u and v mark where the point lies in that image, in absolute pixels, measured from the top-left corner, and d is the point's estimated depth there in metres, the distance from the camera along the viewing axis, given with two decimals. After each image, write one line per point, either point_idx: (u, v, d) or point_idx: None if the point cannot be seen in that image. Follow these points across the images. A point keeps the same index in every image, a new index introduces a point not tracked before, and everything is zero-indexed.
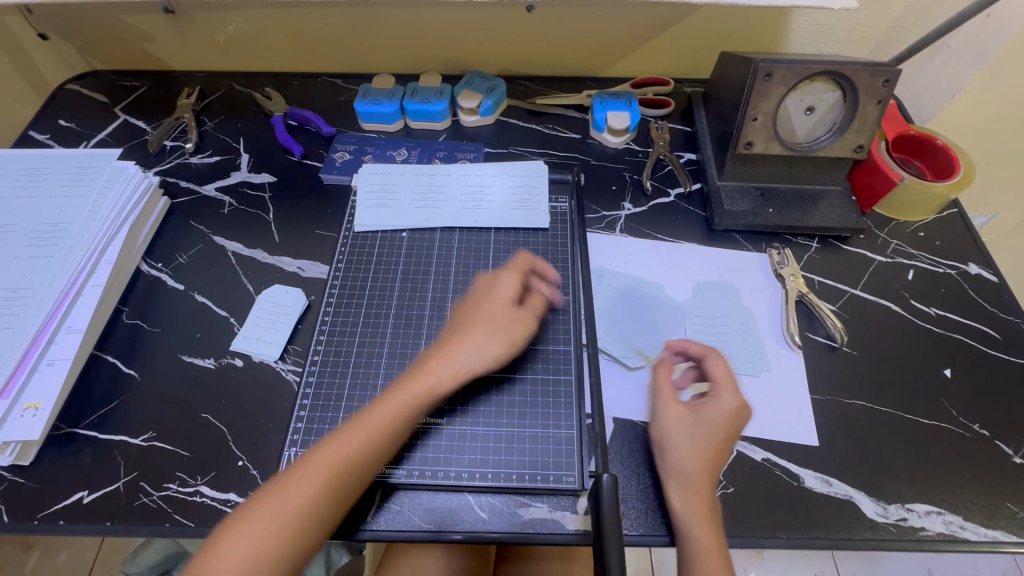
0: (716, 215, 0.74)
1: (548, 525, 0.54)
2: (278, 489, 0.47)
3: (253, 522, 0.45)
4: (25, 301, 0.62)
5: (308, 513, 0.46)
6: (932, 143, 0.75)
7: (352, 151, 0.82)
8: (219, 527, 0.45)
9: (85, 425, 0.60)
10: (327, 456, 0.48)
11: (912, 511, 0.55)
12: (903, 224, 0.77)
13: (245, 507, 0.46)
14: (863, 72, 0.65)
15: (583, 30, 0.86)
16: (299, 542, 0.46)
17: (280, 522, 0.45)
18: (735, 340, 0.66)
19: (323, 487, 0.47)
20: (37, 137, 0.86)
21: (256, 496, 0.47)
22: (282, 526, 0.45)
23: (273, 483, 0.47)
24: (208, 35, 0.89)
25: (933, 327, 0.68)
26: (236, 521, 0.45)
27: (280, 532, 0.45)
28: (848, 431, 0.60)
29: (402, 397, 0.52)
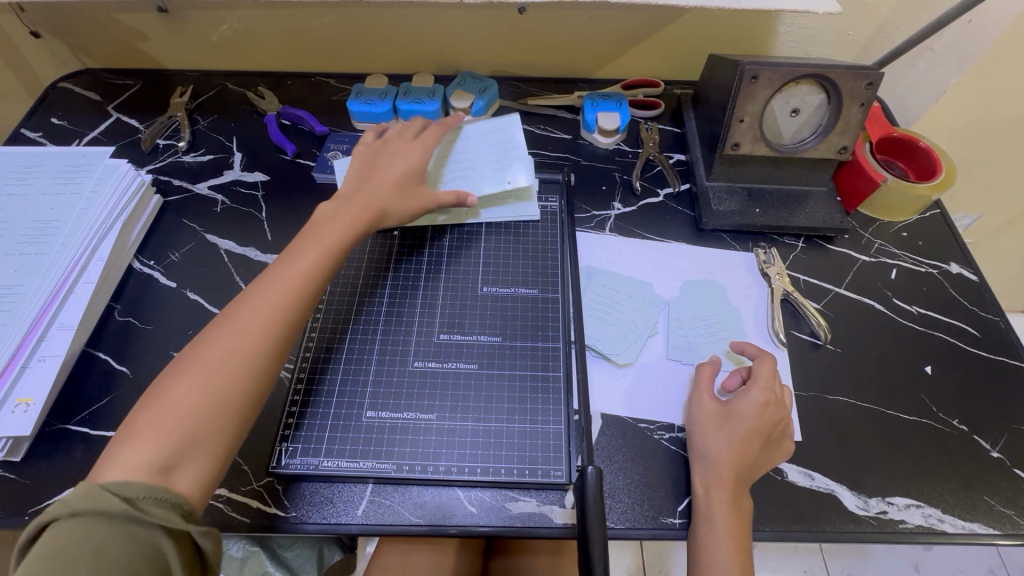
0: (704, 215, 0.76)
1: (536, 519, 0.55)
2: (192, 363, 0.48)
3: (171, 393, 0.46)
4: (16, 298, 0.63)
5: (232, 377, 0.47)
6: (915, 144, 0.77)
7: (344, 150, 0.83)
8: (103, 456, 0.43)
9: (76, 422, 0.60)
10: (236, 324, 0.50)
11: (892, 504, 0.57)
12: (887, 224, 0.78)
13: (160, 386, 0.47)
14: (846, 76, 0.66)
15: (574, 32, 0.87)
16: (232, 406, 0.47)
17: (200, 390, 0.46)
18: (722, 338, 0.67)
19: (239, 350, 0.49)
20: (30, 135, 0.86)
21: (164, 378, 0.47)
22: (209, 389, 0.46)
23: (148, 404, 0.45)
24: (202, 34, 0.90)
25: (915, 324, 0.69)
26: (151, 403, 0.46)
27: (203, 398, 0.46)
28: (831, 426, 0.61)
29: (298, 262, 0.56)
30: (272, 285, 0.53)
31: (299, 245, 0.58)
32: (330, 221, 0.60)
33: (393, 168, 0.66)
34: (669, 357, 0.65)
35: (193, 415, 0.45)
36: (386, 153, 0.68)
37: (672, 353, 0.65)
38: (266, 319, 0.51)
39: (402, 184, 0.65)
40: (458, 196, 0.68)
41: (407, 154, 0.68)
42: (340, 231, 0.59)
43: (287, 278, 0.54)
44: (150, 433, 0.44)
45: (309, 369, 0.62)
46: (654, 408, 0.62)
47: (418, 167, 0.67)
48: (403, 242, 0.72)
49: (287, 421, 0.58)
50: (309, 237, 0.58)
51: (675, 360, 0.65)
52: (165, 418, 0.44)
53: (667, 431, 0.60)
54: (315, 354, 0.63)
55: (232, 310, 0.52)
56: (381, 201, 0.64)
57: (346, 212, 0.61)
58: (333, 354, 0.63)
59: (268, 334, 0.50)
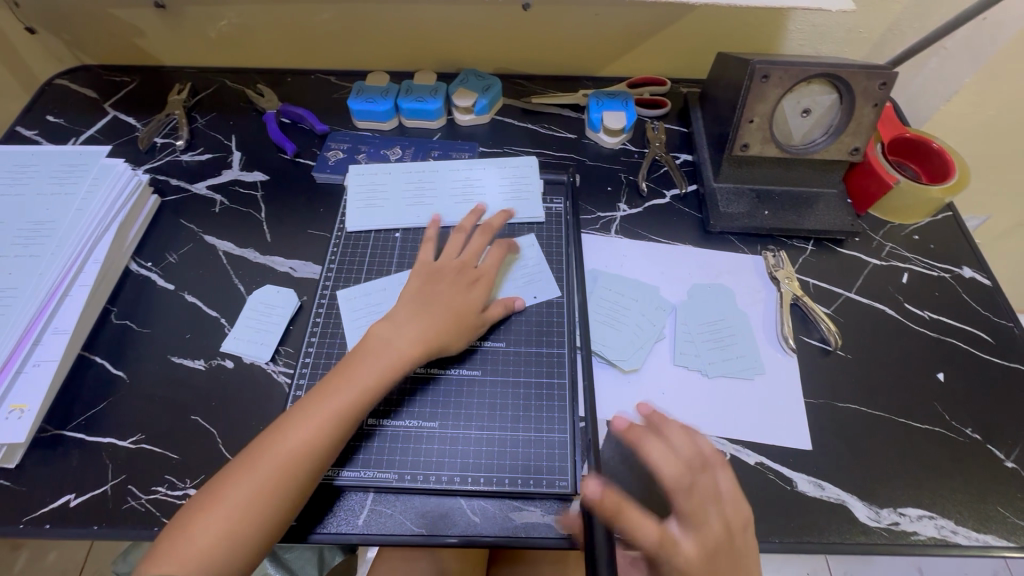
0: (711, 217, 0.74)
1: (541, 529, 0.54)
2: (221, 499, 0.48)
3: (196, 529, 0.46)
4: (10, 301, 0.61)
5: (253, 519, 0.47)
6: (928, 145, 0.75)
7: (345, 149, 0.81)
8: (164, 537, 0.47)
9: (72, 427, 0.59)
10: (270, 456, 0.49)
11: (904, 515, 0.56)
12: (898, 227, 0.77)
13: (193, 509, 0.48)
14: (860, 76, 0.64)
15: (579, 29, 0.86)
16: (249, 543, 0.47)
17: (223, 528, 0.46)
18: (731, 344, 0.66)
19: (264, 491, 0.48)
20: (24, 132, 0.85)
21: (198, 502, 0.48)
22: (230, 525, 0.47)
23: (211, 493, 0.48)
24: (200, 30, 0.88)
25: (927, 330, 0.68)
26: (180, 529, 0.47)
27: (224, 537, 0.46)
28: (841, 434, 0.60)
29: (339, 398, 0.52)
30: (310, 419, 0.51)
31: (349, 366, 0.55)
32: (380, 349, 0.56)
33: (451, 296, 0.61)
34: (676, 363, 0.64)
35: (213, 552, 0.46)
36: (454, 277, 0.62)
37: (679, 359, 0.64)
38: (298, 460, 0.49)
39: (458, 314, 0.60)
40: (506, 304, 0.64)
41: (468, 288, 0.62)
42: (387, 368, 0.55)
43: (326, 411, 0.52)
44: (200, 537, 0.46)
45: (310, 375, 0.61)
46: None
47: (477, 306, 0.61)
48: (406, 244, 0.71)
49: None
50: (361, 358, 0.55)
51: (682, 366, 0.64)
52: (185, 556, 0.45)
53: None
54: (316, 359, 0.62)
55: (269, 437, 0.51)
56: (439, 334, 0.58)
57: (397, 345, 0.56)
58: (334, 360, 0.62)
59: (296, 475, 0.49)
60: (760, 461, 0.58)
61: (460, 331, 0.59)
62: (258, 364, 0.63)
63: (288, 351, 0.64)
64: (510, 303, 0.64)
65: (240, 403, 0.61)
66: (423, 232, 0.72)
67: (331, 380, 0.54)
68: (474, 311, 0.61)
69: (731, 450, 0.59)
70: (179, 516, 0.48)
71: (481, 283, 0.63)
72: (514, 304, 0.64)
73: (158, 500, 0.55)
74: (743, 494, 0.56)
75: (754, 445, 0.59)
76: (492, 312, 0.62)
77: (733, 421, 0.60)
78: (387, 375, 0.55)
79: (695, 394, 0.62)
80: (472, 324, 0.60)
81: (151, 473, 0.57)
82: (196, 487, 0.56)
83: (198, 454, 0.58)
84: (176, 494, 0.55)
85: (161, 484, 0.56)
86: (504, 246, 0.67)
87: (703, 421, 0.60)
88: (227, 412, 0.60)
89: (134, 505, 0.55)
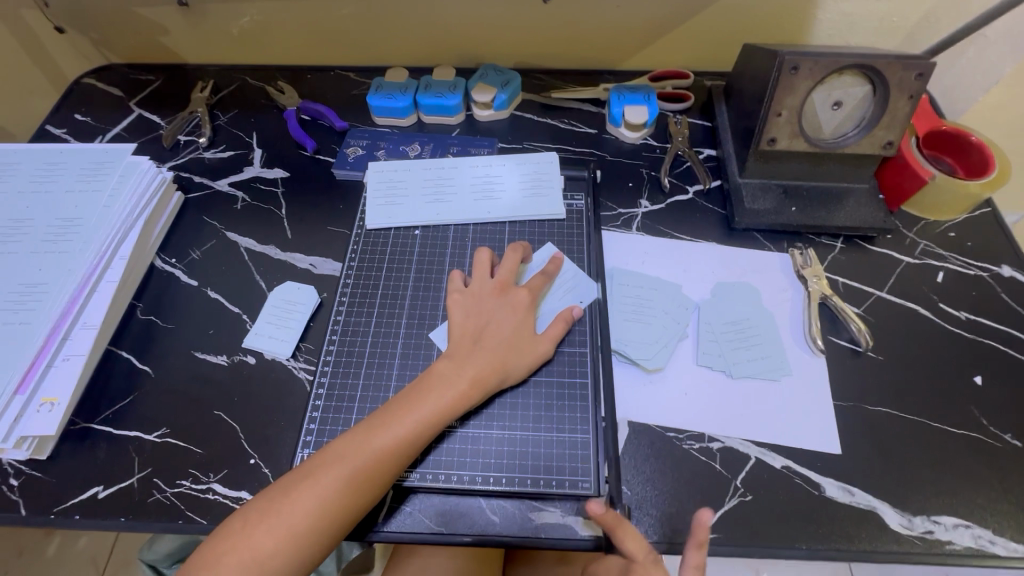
0: (736, 214, 0.72)
1: (560, 530, 0.53)
2: (276, 514, 0.47)
3: (249, 540, 0.46)
4: (40, 297, 0.63)
5: (308, 539, 0.47)
6: (966, 139, 0.72)
7: (364, 146, 0.81)
8: (218, 540, 0.47)
9: (99, 420, 0.60)
10: (334, 473, 0.49)
11: (938, 523, 0.53)
12: (933, 224, 0.74)
13: (246, 518, 0.47)
14: (896, 66, 0.62)
15: (599, 21, 0.84)
16: (302, 560, 0.47)
17: (277, 542, 0.46)
18: (757, 347, 0.64)
19: (324, 514, 0.47)
20: (54, 131, 0.86)
21: (253, 513, 0.47)
22: (288, 541, 0.46)
23: (265, 506, 0.47)
24: (221, 28, 0.89)
25: (963, 331, 0.65)
26: (233, 535, 0.47)
27: (279, 550, 0.46)
28: (871, 438, 0.58)
29: (397, 430, 0.51)
30: (370, 449, 0.50)
31: (408, 399, 0.53)
32: (436, 386, 0.54)
33: (500, 325, 0.59)
34: (699, 363, 0.63)
35: (267, 567, 0.46)
36: (502, 303, 0.60)
37: (702, 359, 0.63)
38: (357, 489, 0.49)
39: (513, 345, 0.58)
40: (566, 318, 0.61)
41: (514, 308, 0.60)
42: (443, 407, 0.53)
43: (386, 443, 0.50)
44: (255, 553, 0.46)
45: (332, 373, 0.61)
46: (683, 416, 0.59)
47: (531, 331, 0.60)
48: (425, 242, 0.71)
49: (310, 427, 0.58)
50: (418, 393, 0.54)
51: (706, 367, 0.62)
52: (241, 564, 0.45)
53: (696, 441, 0.58)
54: (338, 358, 0.62)
55: (326, 459, 0.50)
56: (499, 369, 0.56)
57: (455, 383, 0.54)
58: (356, 360, 0.62)
59: (355, 502, 0.49)
60: (786, 465, 0.57)
61: (521, 361, 0.58)
62: (279, 360, 0.64)
63: (309, 347, 0.65)
64: (569, 316, 0.62)
65: (262, 398, 0.61)
66: (443, 229, 0.72)
67: (402, 407, 0.53)
68: (528, 337, 0.59)
69: (756, 453, 0.57)
70: (231, 523, 0.48)
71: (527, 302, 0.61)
72: (573, 314, 0.62)
73: (182, 494, 0.56)
74: (769, 498, 0.55)
75: (779, 448, 0.58)
76: (550, 330, 0.60)
77: (756, 422, 0.59)
78: (444, 414, 0.53)
79: (719, 396, 0.61)
80: (531, 352, 0.59)
81: (176, 467, 0.57)
82: (220, 482, 0.56)
83: (222, 449, 0.58)
84: (201, 487, 0.56)
85: (186, 478, 0.57)
86: (549, 276, 0.64)
87: (725, 423, 0.59)
88: (249, 407, 0.61)
89: (160, 498, 0.56)
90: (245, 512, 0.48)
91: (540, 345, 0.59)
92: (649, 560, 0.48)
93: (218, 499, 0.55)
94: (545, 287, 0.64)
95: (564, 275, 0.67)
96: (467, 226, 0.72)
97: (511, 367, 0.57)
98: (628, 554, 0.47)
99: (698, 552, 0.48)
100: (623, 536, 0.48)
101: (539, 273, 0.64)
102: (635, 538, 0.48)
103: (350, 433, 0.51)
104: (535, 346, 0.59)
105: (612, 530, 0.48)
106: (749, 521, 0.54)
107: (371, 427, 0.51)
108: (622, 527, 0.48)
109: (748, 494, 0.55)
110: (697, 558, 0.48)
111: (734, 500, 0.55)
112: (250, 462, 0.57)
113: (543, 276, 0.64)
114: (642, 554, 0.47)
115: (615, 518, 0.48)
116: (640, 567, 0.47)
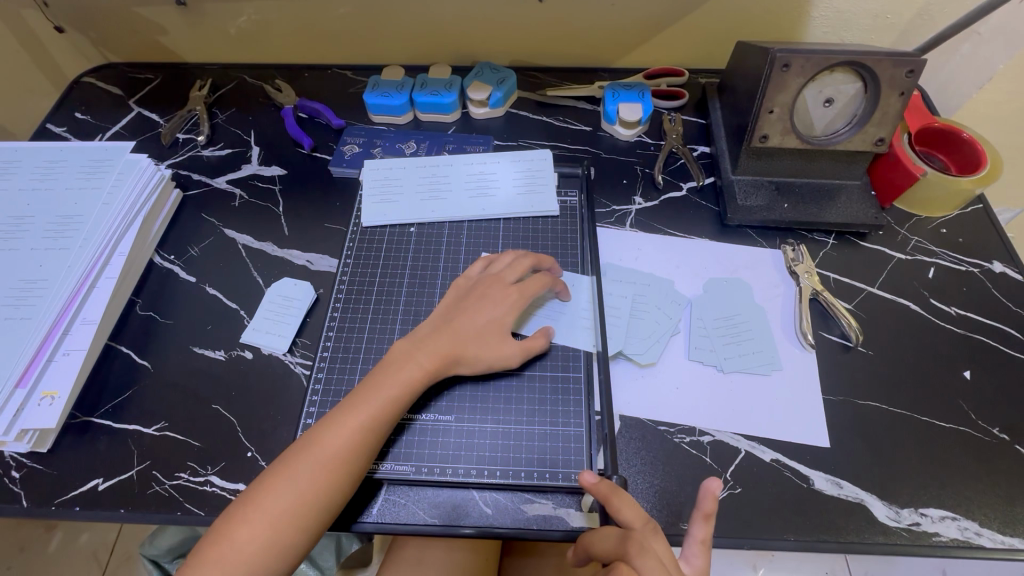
0: (729, 211, 0.73)
1: (552, 522, 0.54)
2: (259, 505, 0.48)
3: (234, 532, 0.47)
4: (40, 293, 0.64)
5: (289, 528, 0.48)
6: (958, 136, 0.73)
7: (361, 143, 0.82)
8: (207, 534, 0.48)
9: (99, 414, 0.61)
10: (309, 460, 0.49)
11: (925, 515, 0.54)
12: (925, 220, 0.74)
13: (233, 511, 0.48)
14: (886, 63, 0.62)
15: (594, 19, 0.85)
16: (287, 550, 0.48)
17: (260, 532, 0.47)
18: (747, 342, 0.64)
19: (300, 501, 0.48)
20: (55, 129, 0.87)
21: (235, 507, 0.49)
22: (272, 531, 0.47)
23: (250, 498, 0.49)
24: (219, 27, 0.89)
25: (954, 326, 0.66)
26: (221, 528, 0.48)
27: (263, 541, 0.47)
28: (861, 432, 0.59)
29: (360, 412, 0.52)
30: (338, 432, 0.51)
31: (371, 381, 0.54)
32: (397, 366, 0.55)
33: (474, 311, 0.59)
34: (691, 358, 0.63)
35: (252, 557, 0.46)
36: (486, 295, 0.61)
37: (694, 355, 0.63)
38: (329, 472, 0.49)
39: (482, 333, 0.58)
40: (547, 332, 0.60)
41: (499, 300, 0.60)
42: (404, 385, 0.54)
43: (351, 425, 0.51)
44: (239, 545, 0.46)
45: (328, 368, 0.62)
46: (675, 411, 0.60)
47: (502, 327, 0.59)
48: (421, 239, 0.72)
49: (307, 421, 0.59)
50: (380, 374, 0.55)
51: (697, 362, 0.63)
52: (226, 556, 0.46)
53: (688, 434, 0.59)
54: (334, 353, 0.63)
55: (300, 447, 0.51)
56: (460, 351, 0.57)
57: (415, 362, 0.55)
58: (352, 355, 0.63)
59: (331, 485, 0.49)
60: (776, 458, 0.57)
61: (490, 350, 0.58)
62: (276, 355, 0.65)
63: (305, 342, 0.65)
64: (549, 330, 0.61)
65: (259, 392, 0.62)
66: (438, 226, 0.73)
67: (366, 389, 0.54)
68: (499, 331, 0.59)
69: (747, 446, 0.58)
70: (221, 516, 0.49)
71: (519, 303, 0.60)
72: (550, 331, 0.61)
73: (181, 486, 0.57)
74: (758, 491, 0.56)
75: (769, 442, 0.58)
76: (528, 340, 0.59)
77: (747, 416, 0.60)
78: (406, 392, 0.54)
79: (710, 390, 0.61)
80: (501, 349, 0.58)
81: (174, 459, 0.58)
82: (217, 474, 0.57)
83: (219, 443, 0.59)
84: (198, 480, 0.57)
85: (184, 470, 0.58)
86: (553, 284, 0.63)
87: (717, 417, 0.60)
88: (246, 401, 0.62)
89: (159, 490, 0.57)
90: (233, 506, 0.49)
91: (510, 350, 0.59)
92: (648, 529, 0.47)
93: (215, 491, 0.56)
94: (546, 288, 0.63)
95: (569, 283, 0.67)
96: (462, 223, 0.73)
97: (477, 352, 0.58)
98: (623, 522, 0.47)
99: (704, 524, 0.47)
100: (619, 503, 0.48)
101: (540, 274, 0.63)
102: (632, 506, 0.48)
103: (320, 421, 0.53)
104: (513, 344, 0.59)
105: (606, 498, 0.48)
106: (738, 514, 0.54)
107: (337, 412, 0.52)
108: (617, 495, 0.48)
109: (737, 487, 0.56)
110: (703, 532, 0.48)
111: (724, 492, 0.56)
112: (247, 455, 0.58)
113: (545, 277, 0.63)
114: (640, 523, 0.47)
115: (609, 486, 0.49)
116: (638, 533, 0.46)
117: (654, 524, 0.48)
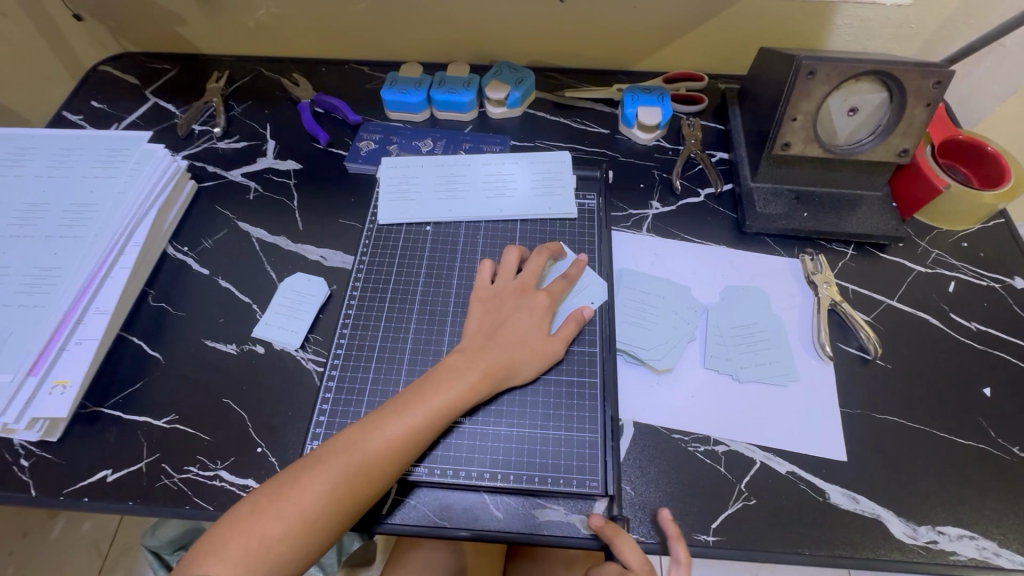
0: (747, 218, 0.72)
1: (564, 528, 0.53)
2: (287, 500, 0.47)
3: (259, 526, 0.46)
4: (55, 281, 0.63)
5: (316, 526, 0.47)
6: (981, 149, 0.72)
7: (377, 140, 0.82)
8: (226, 523, 0.47)
9: (110, 405, 0.61)
10: (345, 461, 0.49)
11: (943, 533, 0.53)
12: (945, 233, 0.73)
13: (256, 503, 0.47)
14: (914, 74, 0.62)
15: (615, 21, 0.84)
16: (309, 547, 0.47)
17: (288, 528, 0.46)
18: (764, 352, 0.63)
19: (331, 500, 0.48)
20: (71, 117, 0.87)
21: (262, 499, 0.47)
22: (299, 528, 0.46)
23: (276, 491, 0.48)
24: (238, 19, 0.89)
25: (974, 342, 0.65)
26: (242, 520, 0.47)
27: (290, 537, 0.46)
28: (879, 447, 0.58)
29: (407, 423, 0.51)
30: (381, 436, 0.50)
31: (418, 391, 0.54)
32: (443, 379, 0.54)
33: (514, 322, 0.59)
34: (706, 366, 0.62)
35: (277, 553, 0.46)
36: (514, 301, 0.61)
37: (710, 362, 0.63)
38: (365, 478, 0.49)
39: (524, 343, 0.58)
40: (578, 318, 0.61)
41: (532, 309, 0.60)
42: (452, 399, 0.54)
43: (395, 434, 0.51)
44: (264, 539, 0.46)
45: (342, 366, 0.61)
46: (689, 419, 0.59)
47: (544, 332, 0.60)
48: (437, 238, 0.71)
49: (319, 419, 0.58)
50: (428, 386, 0.54)
51: (712, 370, 0.62)
52: (250, 549, 0.45)
53: (702, 443, 0.58)
54: (348, 351, 0.62)
55: (337, 447, 0.50)
56: (506, 365, 0.57)
57: (464, 376, 0.55)
58: (366, 352, 0.62)
59: (363, 490, 0.49)
60: (791, 471, 0.57)
61: (530, 359, 0.58)
62: (288, 351, 0.64)
63: (317, 339, 0.65)
64: (580, 317, 0.62)
65: (271, 387, 0.62)
66: (455, 224, 0.72)
67: (413, 399, 0.53)
68: (540, 338, 0.59)
69: (761, 458, 0.57)
70: (241, 505, 0.48)
71: (540, 301, 0.61)
72: (586, 314, 0.62)
73: (190, 480, 0.56)
74: (774, 503, 0.55)
75: (786, 454, 0.58)
76: (565, 330, 0.60)
77: (763, 425, 0.59)
78: (453, 407, 0.54)
79: (726, 398, 0.61)
80: (542, 352, 0.59)
81: (184, 452, 0.58)
82: (227, 469, 0.57)
83: (229, 438, 0.59)
84: (207, 474, 0.57)
85: (193, 464, 0.57)
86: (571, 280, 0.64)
87: (731, 427, 0.59)
88: (258, 396, 0.61)
89: (167, 484, 0.56)
90: (254, 496, 0.48)
91: (549, 344, 0.59)
92: (644, 567, 0.50)
93: (225, 486, 0.56)
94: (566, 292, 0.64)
95: (583, 279, 0.67)
96: (479, 223, 0.72)
97: (522, 365, 0.58)
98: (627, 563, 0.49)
99: (680, 547, 0.51)
100: (621, 544, 0.50)
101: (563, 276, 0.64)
102: (632, 547, 0.50)
103: (360, 423, 0.51)
104: (557, 345, 0.60)
105: (611, 539, 0.50)
106: (753, 526, 0.54)
107: (382, 418, 0.52)
108: (620, 536, 0.50)
109: (752, 499, 0.55)
110: (682, 554, 0.51)
111: (739, 503, 0.55)
112: (256, 451, 0.58)
113: (565, 279, 0.64)
114: (637, 563, 0.50)
115: (612, 527, 0.51)
116: (639, 574, 0.49)
117: (648, 564, 0.51)
